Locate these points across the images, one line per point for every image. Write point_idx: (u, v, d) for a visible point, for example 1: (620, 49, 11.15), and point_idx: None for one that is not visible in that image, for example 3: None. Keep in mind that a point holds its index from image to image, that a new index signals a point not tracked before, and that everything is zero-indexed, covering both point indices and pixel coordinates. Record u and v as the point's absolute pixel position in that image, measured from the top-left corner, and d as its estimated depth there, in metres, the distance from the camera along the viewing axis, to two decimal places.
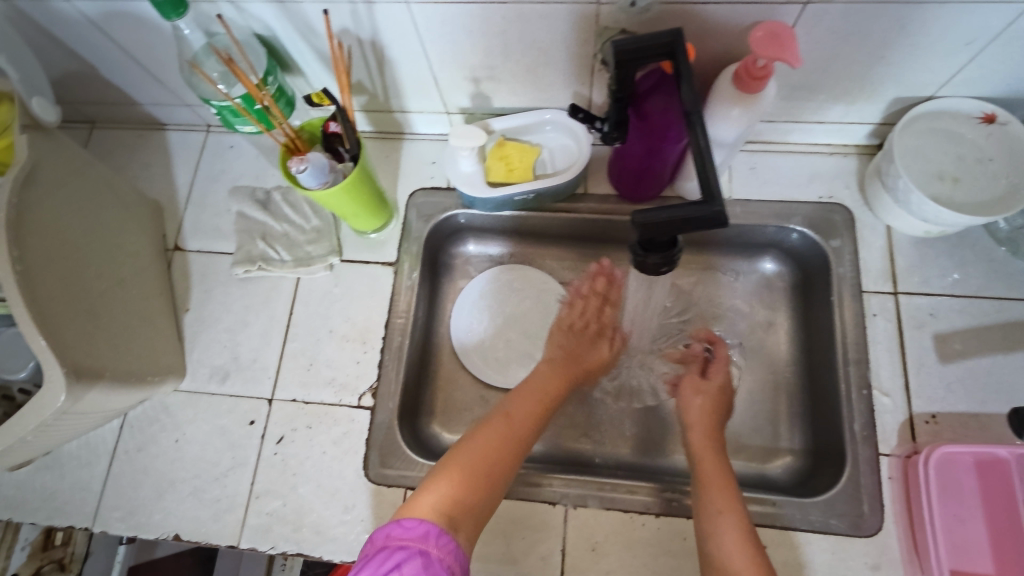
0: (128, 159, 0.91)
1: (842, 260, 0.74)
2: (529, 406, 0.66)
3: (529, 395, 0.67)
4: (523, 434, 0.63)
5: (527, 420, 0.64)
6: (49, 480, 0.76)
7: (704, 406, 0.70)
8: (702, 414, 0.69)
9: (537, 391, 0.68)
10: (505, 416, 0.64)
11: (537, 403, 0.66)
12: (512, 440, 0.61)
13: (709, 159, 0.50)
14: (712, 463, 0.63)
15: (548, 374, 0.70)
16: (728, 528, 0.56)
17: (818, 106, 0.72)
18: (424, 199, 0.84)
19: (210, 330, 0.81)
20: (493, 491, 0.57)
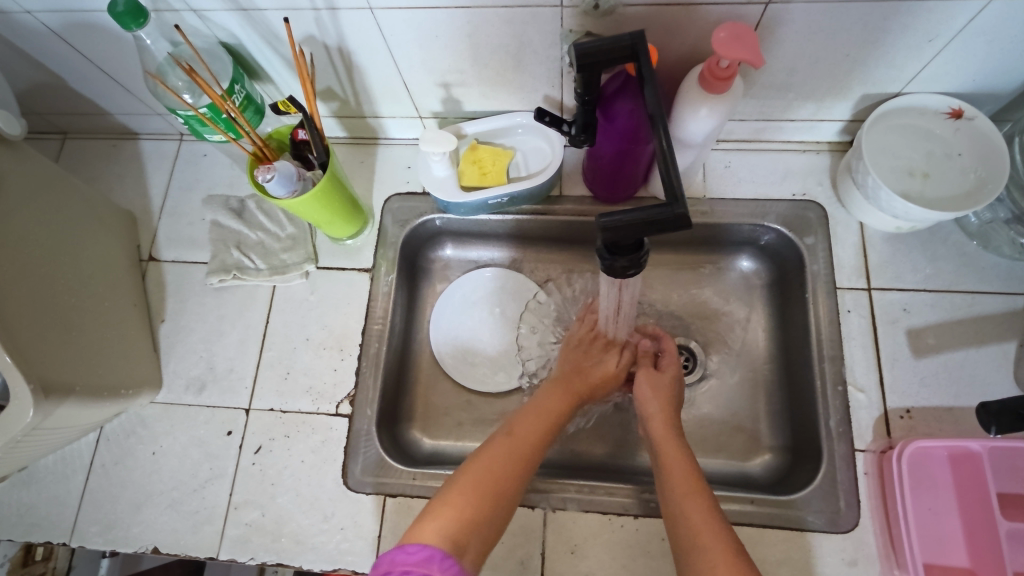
0: (101, 170, 0.90)
1: (816, 257, 0.75)
2: (537, 426, 0.64)
3: (539, 415, 0.65)
4: (529, 457, 0.61)
5: (535, 440, 0.62)
6: (24, 496, 0.75)
7: (663, 399, 0.69)
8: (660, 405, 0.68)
9: (545, 411, 0.66)
10: (511, 435, 0.62)
11: (544, 424, 0.64)
12: (516, 466, 0.59)
13: (673, 161, 0.49)
14: (677, 455, 0.62)
15: (554, 392, 0.69)
16: (696, 510, 0.56)
17: (787, 104, 0.72)
18: (399, 205, 0.83)
19: (186, 340, 0.80)
20: (497, 517, 0.56)
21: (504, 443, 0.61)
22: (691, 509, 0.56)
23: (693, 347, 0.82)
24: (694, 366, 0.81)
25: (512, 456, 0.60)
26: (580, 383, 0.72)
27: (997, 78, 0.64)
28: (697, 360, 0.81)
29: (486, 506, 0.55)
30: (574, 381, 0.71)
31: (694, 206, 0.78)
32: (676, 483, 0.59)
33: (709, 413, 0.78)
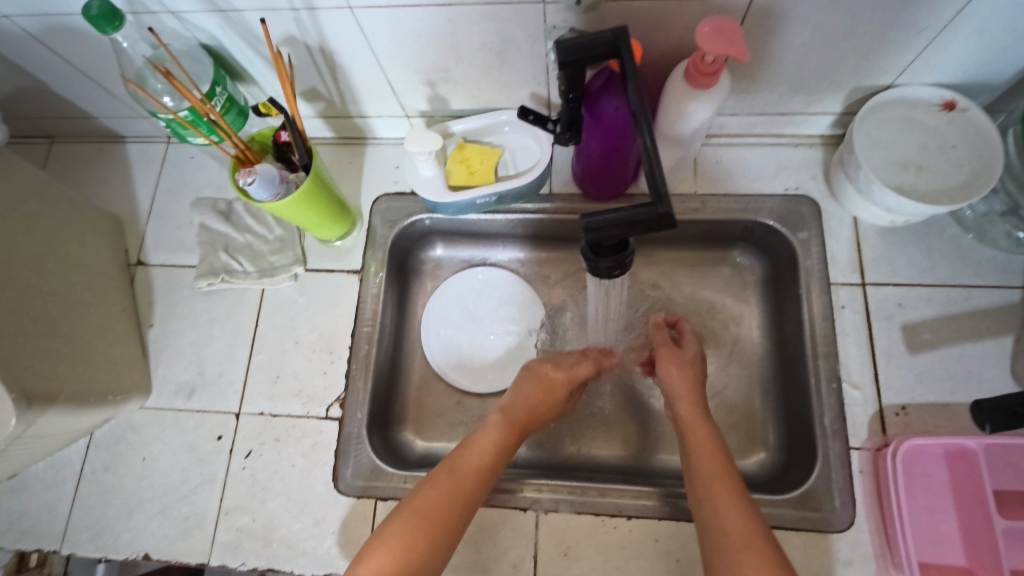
0: (88, 174, 0.89)
1: (809, 253, 0.73)
2: (481, 458, 0.62)
3: (484, 447, 0.63)
4: (468, 494, 0.59)
5: (476, 474, 0.61)
6: (15, 503, 0.75)
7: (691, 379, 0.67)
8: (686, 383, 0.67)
9: (492, 442, 0.64)
10: (453, 469, 0.60)
11: (489, 456, 0.62)
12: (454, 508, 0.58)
13: (655, 159, 0.48)
14: (704, 438, 0.61)
15: (504, 422, 0.66)
16: (724, 495, 0.55)
17: (777, 98, 0.71)
18: (388, 205, 0.83)
19: (175, 345, 0.80)
20: (439, 557, 0.55)
21: (442, 483, 0.59)
22: (717, 488, 0.56)
23: None
24: None
25: (448, 498, 0.58)
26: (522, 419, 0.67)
27: (991, 68, 0.63)
28: None
29: (425, 548, 0.55)
30: (513, 419, 0.67)
31: (685, 202, 0.77)
32: (706, 465, 0.58)
33: None
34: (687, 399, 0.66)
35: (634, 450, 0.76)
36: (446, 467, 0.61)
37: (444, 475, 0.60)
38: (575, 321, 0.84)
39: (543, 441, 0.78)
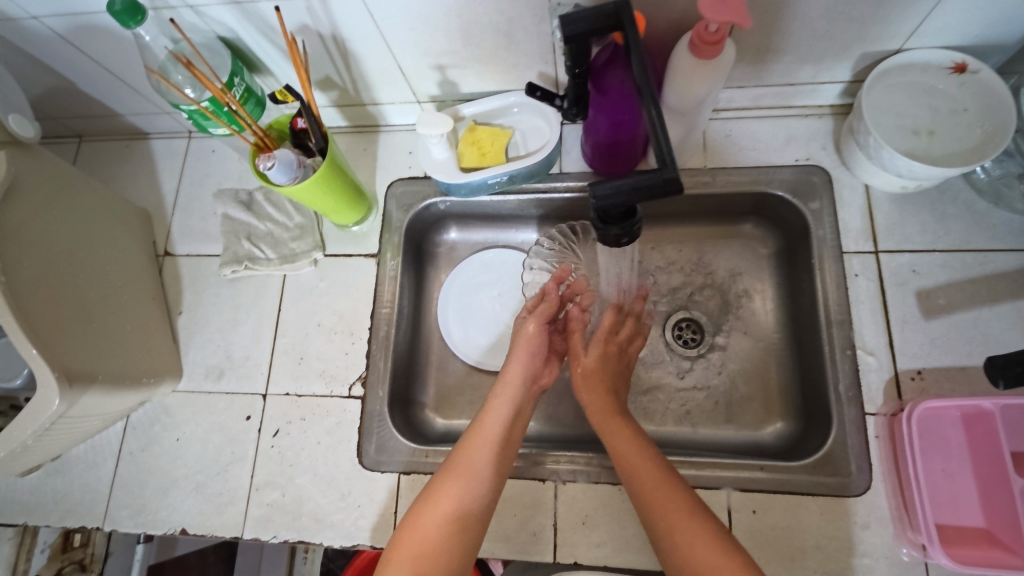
0: (115, 170, 0.93)
1: (821, 223, 0.74)
2: (485, 440, 0.63)
3: (486, 431, 0.64)
4: (487, 477, 0.61)
5: (487, 456, 0.62)
6: (58, 484, 0.79)
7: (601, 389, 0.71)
8: (596, 388, 0.71)
9: (495, 423, 0.65)
10: (462, 453, 0.62)
11: (496, 435, 0.64)
12: (466, 520, 0.58)
13: (661, 127, 0.49)
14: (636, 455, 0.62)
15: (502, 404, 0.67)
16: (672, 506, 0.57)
17: (785, 68, 0.71)
18: (402, 189, 0.85)
19: (204, 331, 0.83)
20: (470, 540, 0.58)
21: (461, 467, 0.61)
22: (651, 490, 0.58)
23: (702, 320, 0.83)
24: (703, 339, 0.82)
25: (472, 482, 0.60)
26: (520, 390, 0.69)
27: (1002, 28, 0.62)
28: (705, 333, 0.82)
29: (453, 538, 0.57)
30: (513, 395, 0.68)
31: (695, 176, 0.78)
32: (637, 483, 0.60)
33: (718, 384, 0.79)
34: (597, 406, 0.69)
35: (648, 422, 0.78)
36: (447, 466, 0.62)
37: (455, 470, 0.61)
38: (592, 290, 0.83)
39: (561, 417, 0.80)
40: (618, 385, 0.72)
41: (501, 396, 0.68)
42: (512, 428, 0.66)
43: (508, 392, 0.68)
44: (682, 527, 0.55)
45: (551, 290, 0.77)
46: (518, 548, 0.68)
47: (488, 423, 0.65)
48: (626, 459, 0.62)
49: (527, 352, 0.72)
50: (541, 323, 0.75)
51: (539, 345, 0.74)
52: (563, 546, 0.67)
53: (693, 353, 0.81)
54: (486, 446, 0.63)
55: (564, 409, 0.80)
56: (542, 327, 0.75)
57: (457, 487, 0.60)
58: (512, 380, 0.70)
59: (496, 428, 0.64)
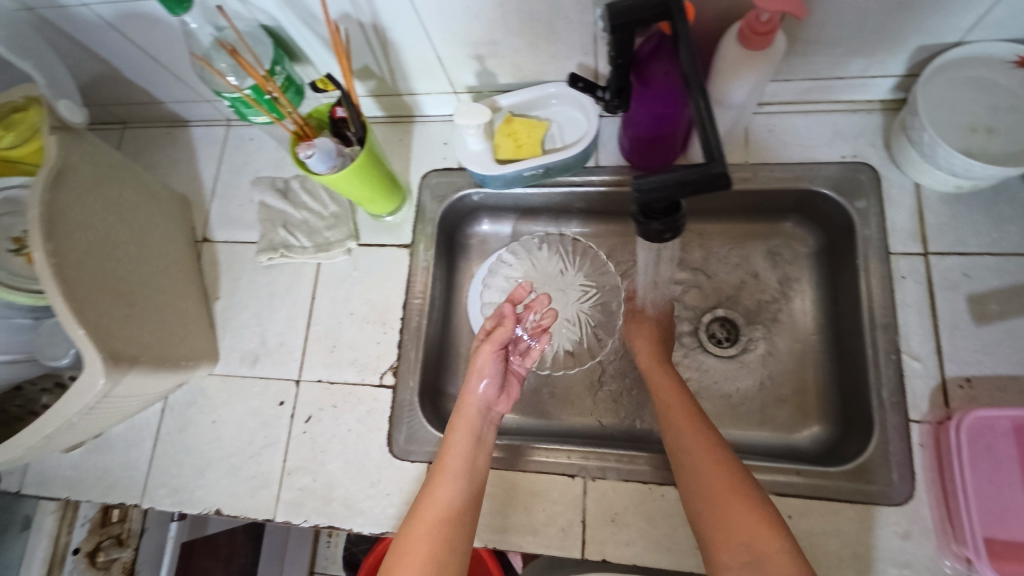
0: (157, 156, 0.95)
1: (867, 222, 0.71)
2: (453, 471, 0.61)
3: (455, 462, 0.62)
4: (462, 514, 0.59)
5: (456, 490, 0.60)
6: (100, 460, 0.81)
7: (649, 336, 0.75)
8: (646, 338, 0.74)
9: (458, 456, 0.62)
10: (431, 493, 0.60)
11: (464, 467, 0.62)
12: (457, 511, 0.59)
13: (710, 119, 0.48)
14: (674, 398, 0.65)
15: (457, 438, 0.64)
16: (701, 448, 0.59)
17: (835, 61, 0.68)
18: (437, 180, 0.85)
19: (239, 316, 0.84)
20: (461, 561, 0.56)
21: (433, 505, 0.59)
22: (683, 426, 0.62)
23: (736, 319, 0.81)
24: (737, 339, 0.80)
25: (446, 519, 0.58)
26: (476, 423, 0.66)
27: None
28: (740, 333, 0.80)
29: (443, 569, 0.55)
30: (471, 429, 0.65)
31: (736, 171, 0.76)
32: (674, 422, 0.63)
33: (753, 385, 0.78)
34: (646, 351, 0.73)
35: None
36: (426, 489, 0.61)
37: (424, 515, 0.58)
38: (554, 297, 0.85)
39: (591, 413, 0.79)
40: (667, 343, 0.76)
41: (460, 431, 0.65)
42: (478, 458, 0.63)
43: (465, 428, 0.65)
44: (704, 463, 0.58)
45: (507, 309, 0.70)
46: (546, 543, 0.68)
47: (452, 455, 0.63)
48: (666, 394, 0.66)
49: (476, 384, 0.69)
50: (494, 351, 0.69)
51: (492, 374, 0.69)
52: (592, 543, 0.67)
53: (726, 353, 0.80)
54: (453, 477, 0.61)
55: (595, 405, 0.80)
56: (494, 355, 0.69)
57: (434, 526, 0.57)
58: (466, 416, 0.67)
59: (463, 460, 0.62)
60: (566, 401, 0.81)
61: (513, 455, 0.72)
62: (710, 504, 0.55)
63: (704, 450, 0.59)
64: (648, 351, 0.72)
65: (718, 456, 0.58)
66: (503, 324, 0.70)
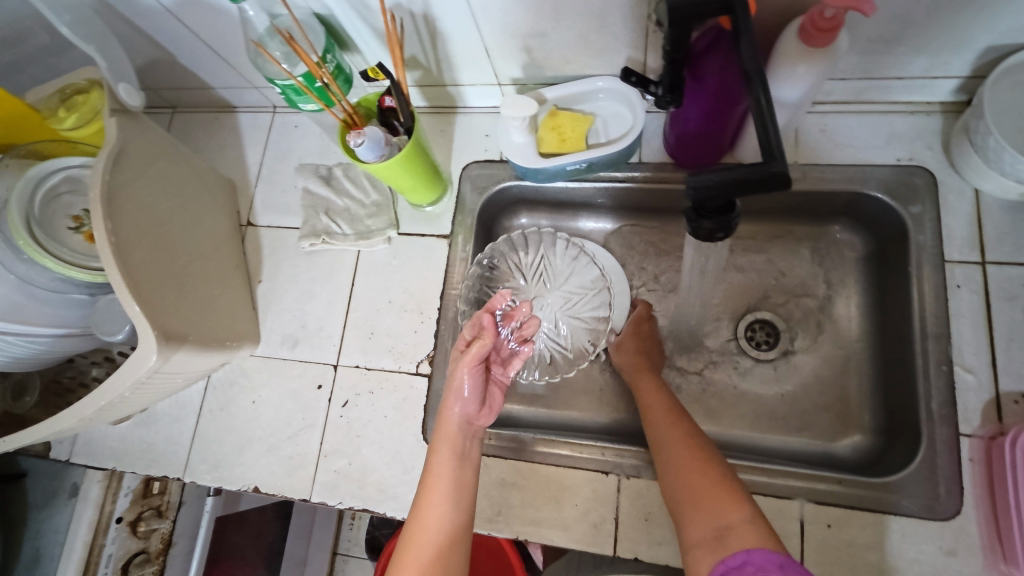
0: (204, 141, 0.97)
1: (922, 228, 0.69)
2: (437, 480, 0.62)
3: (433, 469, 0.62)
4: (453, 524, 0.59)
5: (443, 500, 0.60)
6: (145, 434, 0.84)
7: (636, 348, 0.75)
8: (631, 350, 0.75)
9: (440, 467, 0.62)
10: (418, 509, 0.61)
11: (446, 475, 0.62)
12: (450, 523, 0.59)
13: (770, 117, 0.47)
14: (658, 407, 0.65)
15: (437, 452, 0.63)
16: (681, 453, 0.59)
17: (897, 60, 0.66)
18: (477, 171, 0.85)
19: (280, 300, 0.86)
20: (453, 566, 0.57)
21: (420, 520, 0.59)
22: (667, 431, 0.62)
23: (777, 323, 0.80)
24: (777, 343, 0.79)
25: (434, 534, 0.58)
26: (460, 441, 0.64)
27: None
28: (781, 337, 0.79)
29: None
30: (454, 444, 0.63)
31: None
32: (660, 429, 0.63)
33: (793, 390, 0.76)
34: (633, 363, 0.73)
35: (716, 425, 0.76)
36: (415, 510, 0.61)
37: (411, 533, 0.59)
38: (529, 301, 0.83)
39: (624, 411, 0.79)
40: (654, 354, 0.76)
41: (441, 451, 0.63)
42: (463, 471, 0.62)
43: (447, 447, 0.63)
44: (683, 466, 0.57)
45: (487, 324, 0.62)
46: (578, 538, 0.68)
47: (435, 474, 0.61)
48: (650, 404, 0.67)
49: (456, 402, 0.64)
50: (473, 369, 0.62)
51: (471, 390, 0.64)
52: (624, 541, 0.67)
53: (765, 356, 0.78)
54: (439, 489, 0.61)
55: (629, 402, 0.79)
56: (473, 371, 0.63)
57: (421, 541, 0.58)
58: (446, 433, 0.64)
59: (448, 477, 0.61)
60: (600, 397, 0.80)
61: (519, 445, 0.73)
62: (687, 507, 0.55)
63: (681, 459, 0.58)
64: (636, 362, 0.73)
65: (691, 458, 0.58)
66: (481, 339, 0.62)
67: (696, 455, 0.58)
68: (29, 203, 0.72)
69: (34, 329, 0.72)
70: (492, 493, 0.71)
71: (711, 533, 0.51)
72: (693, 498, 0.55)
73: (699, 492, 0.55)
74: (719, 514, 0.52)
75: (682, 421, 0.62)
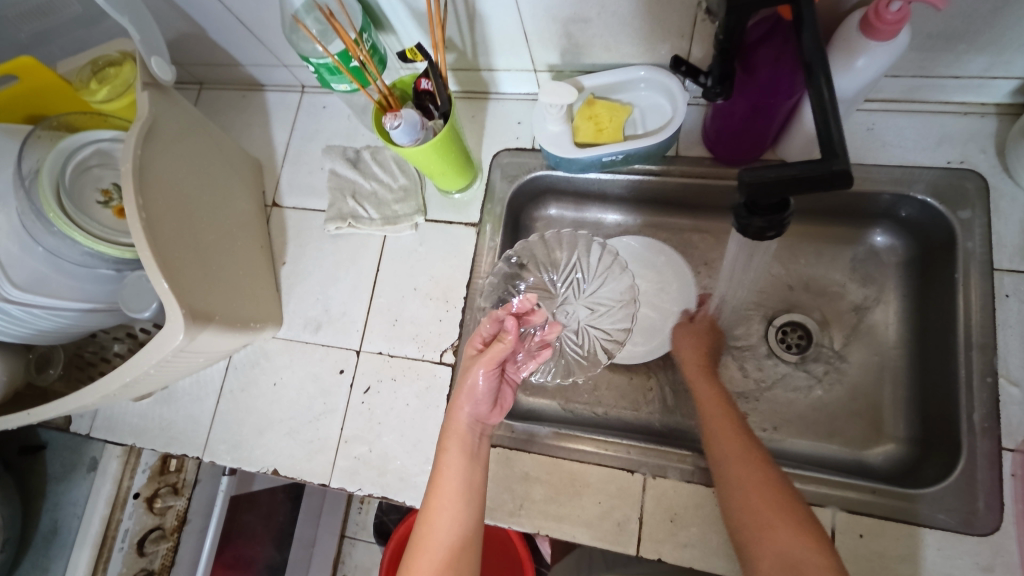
0: (231, 119, 0.96)
1: (971, 234, 0.66)
2: (449, 484, 0.61)
3: (444, 475, 0.62)
4: (462, 529, 0.59)
5: (455, 503, 0.60)
6: (165, 412, 0.84)
7: (699, 349, 0.74)
8: (693, 351, 0.74)
9: (451, 470, 0.62)
10: (428, 513, 0.60)
11: (459, 480, 0.61)
12: (460, 529, 0.59)
13: (834, 114, 0.46)
14: (721, 414, 0.64)
15: (448, 456, 0.63)
16: (747, 470, 0.57)
17: (955, 58, 0.63)
18: (508, 160, 0.83)
19: (304, 283, 0.85)
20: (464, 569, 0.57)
21: (429, 523, 0.59)
22: (728, 440, 0.61)
23: (811, 326, 0.77)
24: (808, 346, 0.77)
25: (443, 538, 0.58)
26: (469, 439, 0.64)
27: None
28: (813, 341, 0.77)
29: None
30: (466, 447, 0.63)
31: None
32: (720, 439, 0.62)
33: (824, 396, 0.74)
34: (694, 364, 0.72)
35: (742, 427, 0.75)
36: (427, 507, 0.61)
37: (420, 541, 0.59)
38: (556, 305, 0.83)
39: (649, 409, 0.78)
40: (715, 357, 0.75)
41: (450, 449, 0.63)
42: (472, 470, 0.62)
43: (456, 446, 0.63)
44: (750, 483, 0.56)
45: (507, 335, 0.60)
46: (601, 536, 0.67)
47: (444, 473, 0.62)
48: (711, 413, 0.65)
49: (467, 403, 0.64)
50: (489, 372, 0.61)
51: (485, 391, 0.63)
52: (648, 541, 0.66)
53: (796, 359, 0.76)
54: (451, 491, 0.61)
55: (652, 400, 0.78)
56: (490, 376, 0.62)
57: (433, 544, 0.58)
58: (453, 430, 0.64)
59: (459, 479, 0.61)
60: (625, 394, 0.79)
61: (530, 438, 0.72)
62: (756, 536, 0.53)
63: (748, 483, 0.57)
64: (699, 364, 0.72)
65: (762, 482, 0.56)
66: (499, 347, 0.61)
67: (761, 472, 0.57)
68: (60, 171, 0.71)
69: (59, 304, 0.72)
70: (514, 486, 0.70)
71: (782, 566, 0.50)
72: (764, 526, 0.53)
73: (769, 522, 0.53)
74: (792, 547, 0.51)
75: (745, 438, 0.61)
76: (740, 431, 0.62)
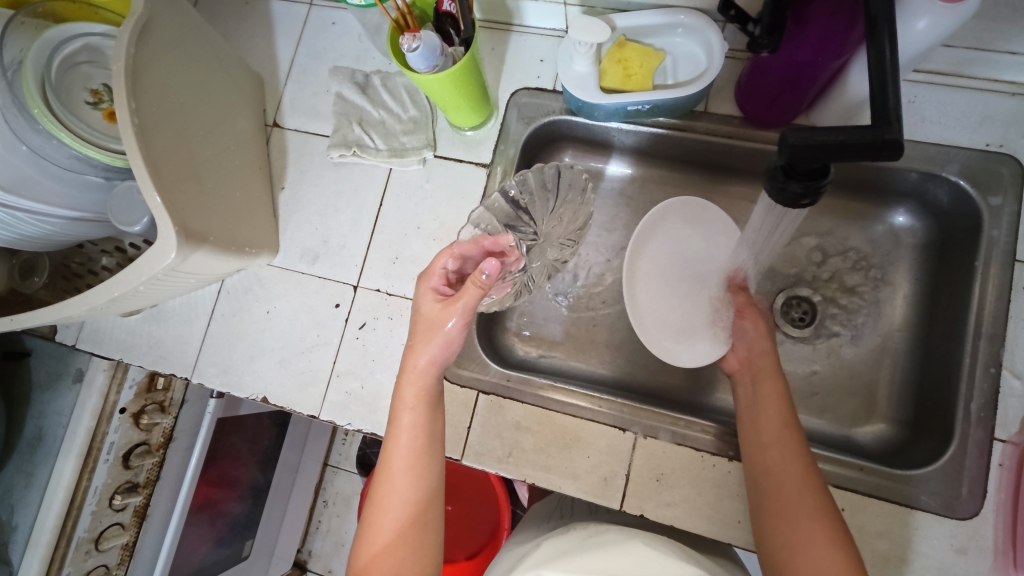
0: (232, 26, 0.89)
1: (998, 222, 0.64)
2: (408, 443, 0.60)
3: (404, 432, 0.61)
4: (424, 484, 0.59)
5: (417, 460, 0.60)
6: (155, 330, 0.83)
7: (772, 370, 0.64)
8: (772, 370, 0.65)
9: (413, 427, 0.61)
10: (389, 467, 0.60)
11: (414, 439, 0.60)
12: (420, 483, 0.59)
13: (893, 80, 0.43)
14: (788, 457, 0.57)
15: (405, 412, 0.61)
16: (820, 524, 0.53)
17: (1018, 31, 0.59)
18: (526, 100, 0.78)
19: (304, 211, 0.82)
20: (428, 519, 0.59)
21: (390, 475, 0.59)
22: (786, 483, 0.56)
23: (814, 299, 0.76)
24: (812, 320, 0.76)
25: (401, 491, 0.58)
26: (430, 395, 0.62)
27: None
28: (816, 315, 0.76)
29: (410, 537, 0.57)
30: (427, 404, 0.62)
31: None
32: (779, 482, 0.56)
33: (821, 372, 0.74)
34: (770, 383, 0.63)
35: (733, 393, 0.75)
36: (384, 464, 0.60)
37: (382, 493, 0.59)
38: (546, 250, 0.73)
39: (643, 369, 0.77)
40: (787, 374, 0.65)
41: (408, 404, 0.61)
42: (427, 421, 0.61)
43: (412, 397, 0.62)
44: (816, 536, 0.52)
45: (482, 277, 0.56)
46: (588, 489, 0.67)
47: (400, 427, 0.61)
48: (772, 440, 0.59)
49: (428, 347, 0.62)
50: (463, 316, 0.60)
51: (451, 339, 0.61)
52: (633, 497, 0.66)
53: (802, 335, 0.75)
54: (409, 446, 0.60)
55: (648, 361, 0.77)
56: (463, 320, 0.60)
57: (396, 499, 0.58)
58: (411, 377, 0.62)
59: (420, 435, 0.61)
60: (622, 353, 0.78)
61: (525, 388, 0.71)
62: (784, 555, 0.53)
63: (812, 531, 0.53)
64: (767, 363, 0.66)
65: (810, 509, 0.54)
66: (472, 292, 0.58)
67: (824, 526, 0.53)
68: (46, 67, 0.66)
69: (46, 210, 0.68)
70: (504, 434, 0.70)
71: None
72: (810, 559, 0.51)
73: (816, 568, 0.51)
74: None
75: (809, 486, 0.55)
76: (807, 483, 0.55)
